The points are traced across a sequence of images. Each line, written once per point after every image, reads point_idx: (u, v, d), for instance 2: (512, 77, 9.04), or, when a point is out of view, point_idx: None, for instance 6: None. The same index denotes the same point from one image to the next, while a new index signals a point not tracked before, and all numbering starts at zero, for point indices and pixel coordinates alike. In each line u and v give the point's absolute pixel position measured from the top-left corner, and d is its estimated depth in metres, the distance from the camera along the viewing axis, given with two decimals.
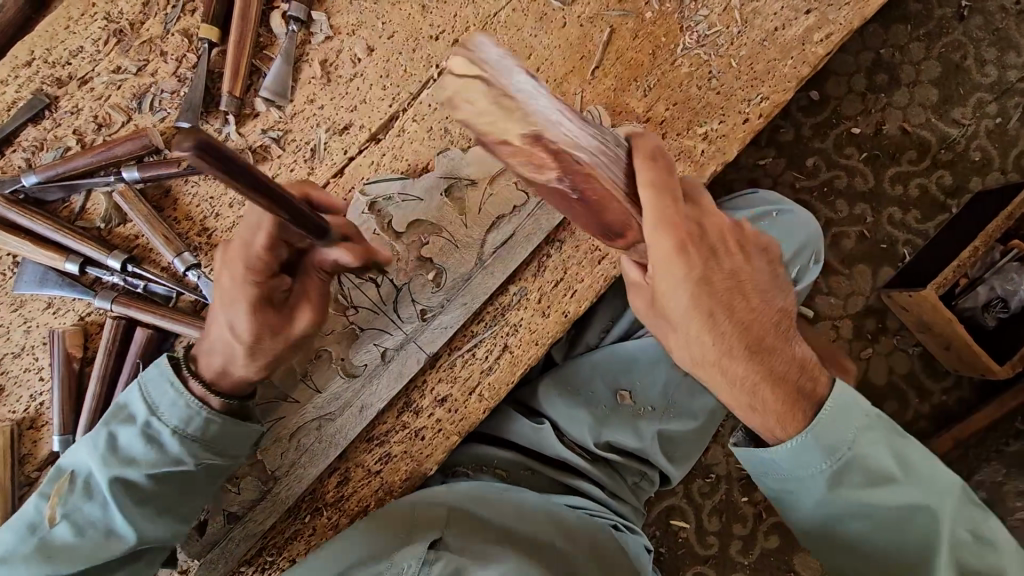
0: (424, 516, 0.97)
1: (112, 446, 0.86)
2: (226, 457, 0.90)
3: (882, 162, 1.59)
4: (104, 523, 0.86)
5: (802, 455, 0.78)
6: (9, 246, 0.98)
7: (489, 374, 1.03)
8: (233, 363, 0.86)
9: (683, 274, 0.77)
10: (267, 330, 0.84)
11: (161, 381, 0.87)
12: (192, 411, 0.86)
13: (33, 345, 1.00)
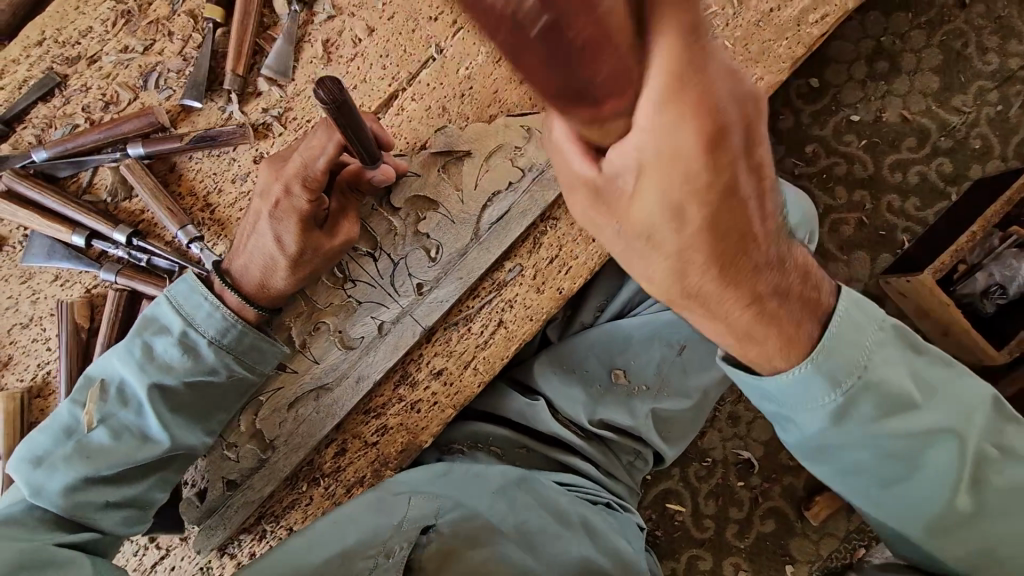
0: (416, 503, 0.98)
1: (148, 354, 0.91)
2: (252, 367, 0.95)
3: (881, 149, 1.60)
4: (138, 429, 0.90)
5: (811, 388, 0.74)
6: (18, 219, 1.01)
7: (485, 348, 1.06)
8: (273, 275, 0.93)
9: (665, 206, 0.59)
10: (310, 246, 0.93)
11: (194, 294, 0.92)
12: (228, 321, 0.92)
13: (41, 316, 1.03)
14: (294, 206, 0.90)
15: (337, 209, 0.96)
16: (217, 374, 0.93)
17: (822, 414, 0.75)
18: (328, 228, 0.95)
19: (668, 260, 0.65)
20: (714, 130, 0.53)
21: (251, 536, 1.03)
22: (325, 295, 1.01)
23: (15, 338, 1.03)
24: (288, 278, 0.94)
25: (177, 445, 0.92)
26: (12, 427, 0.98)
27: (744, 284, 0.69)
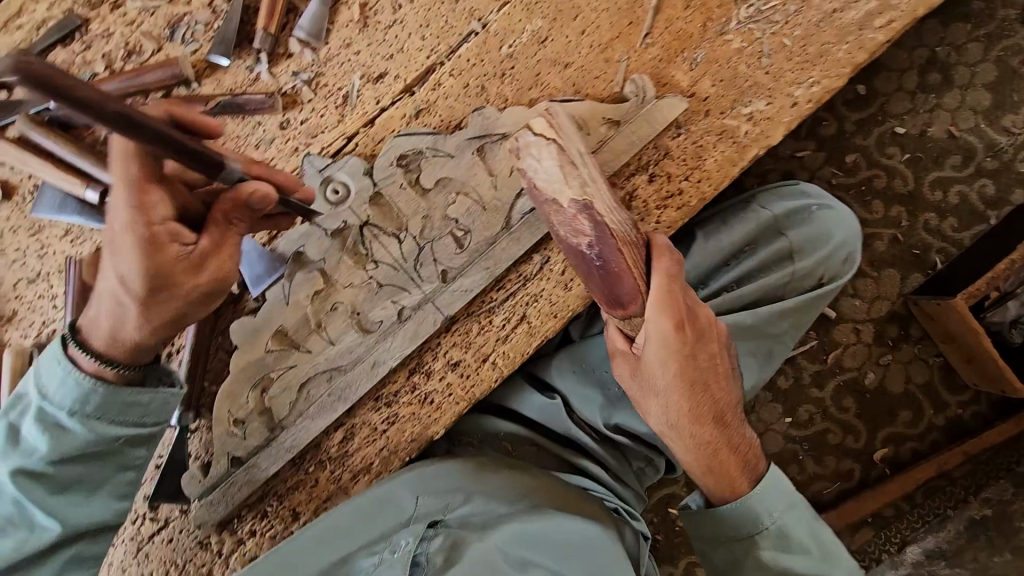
0: (424, 500, 0.97)
1: (14, 437, 0.79)
2: (146, 421, 0.82)
3: (924, 165, 1.54)
4: (19, 521, 0.78)
5: (733, 514, 0.90)
6: (30, 167, 0.96)
7: (506, 342, 1.01)
8: (125, 325, 0.78)
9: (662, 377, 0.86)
10: (160, 277, 0.76)
11: (53, 360, 0.78)
12: (86, 388, 0.78)
13: (49, 272, 0.99)
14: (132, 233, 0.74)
15: (206, 247, 0.79)
16: (98, 444, 0.80)
17: (735, 525, 0.91)
18: (193, 261, 0.78)
19: (665, 402, 0.88)
20: (680, 318, 0.82)
21: (252, 514, 1.00)
22: (345, 274, 0.97)
23: (21, 293, 0.99)
24: (146, 327, 0.79)
25: (72, 530, 0.80)
26: (13, 384, 0.95)
27: (710, 425, 0.90)
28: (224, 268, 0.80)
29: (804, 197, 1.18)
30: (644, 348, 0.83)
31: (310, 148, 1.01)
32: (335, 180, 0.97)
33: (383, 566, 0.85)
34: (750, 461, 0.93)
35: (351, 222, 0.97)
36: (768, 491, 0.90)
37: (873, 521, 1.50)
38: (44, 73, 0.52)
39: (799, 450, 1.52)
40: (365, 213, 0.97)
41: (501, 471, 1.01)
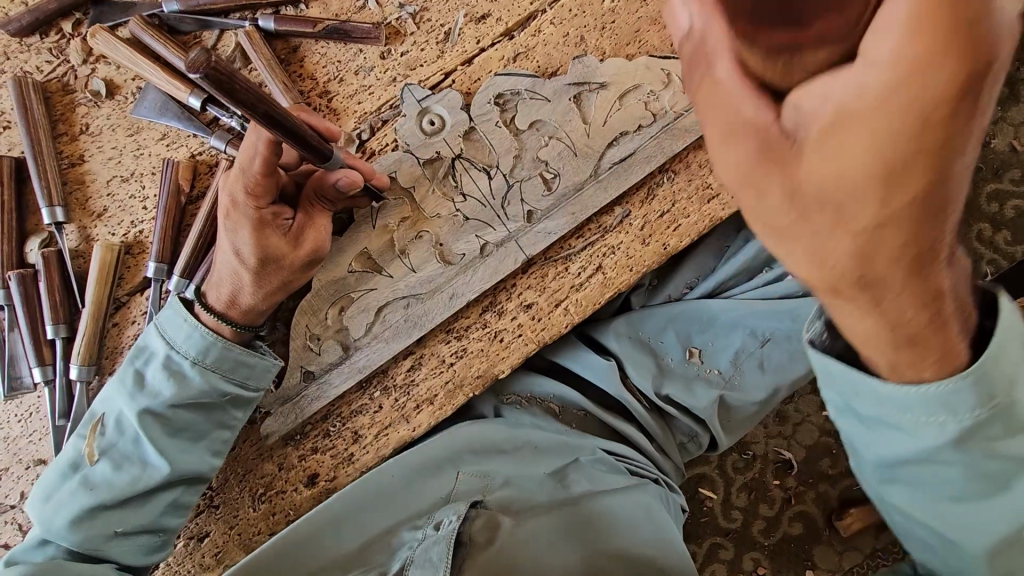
0: (463, 478, 0.99)
1: (139, 383, 0.90)
2: (248, 382, 0.93)
3: (982, 175, 1.55)
4: (138, 458, 0.90)
5: (947, 397, 0.59)
6: (137, 67, 0.97)
7: (579, 290, 1.01)
8: (241, 292, 0.92)
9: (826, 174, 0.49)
10: (272, 256, 0.89)
11: (176, 318, 0.91)
12: (209, 341, 0.90)
13: (143, 173, 1.02)
14: (245, 215, 0.88)
15: (302, 222, 0.91)
16: (209, 395, 0.91)
17: (891, 439, 0.65)
18: (291, 236, 0.90)
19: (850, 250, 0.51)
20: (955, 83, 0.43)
21: (315, 433, 1.02)
22: (432, 205, 0.99)
23: (114, 191, 1.02)
24: (253, 292, 0.91)
25: (177, 471, 0.90)
26: (102, 277, 0.97)
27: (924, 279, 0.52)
28: (318, 241, 0.91)
29: None
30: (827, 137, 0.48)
31: (408, 79, 1.03)
32: (431, 113, 0.99)
33: (427, 542, 0.88)
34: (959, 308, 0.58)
35: (444, 153, 0.98)
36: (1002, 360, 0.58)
37: None
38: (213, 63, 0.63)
39: (832, 444, 1.53)
40: (458, 146, 0.98)
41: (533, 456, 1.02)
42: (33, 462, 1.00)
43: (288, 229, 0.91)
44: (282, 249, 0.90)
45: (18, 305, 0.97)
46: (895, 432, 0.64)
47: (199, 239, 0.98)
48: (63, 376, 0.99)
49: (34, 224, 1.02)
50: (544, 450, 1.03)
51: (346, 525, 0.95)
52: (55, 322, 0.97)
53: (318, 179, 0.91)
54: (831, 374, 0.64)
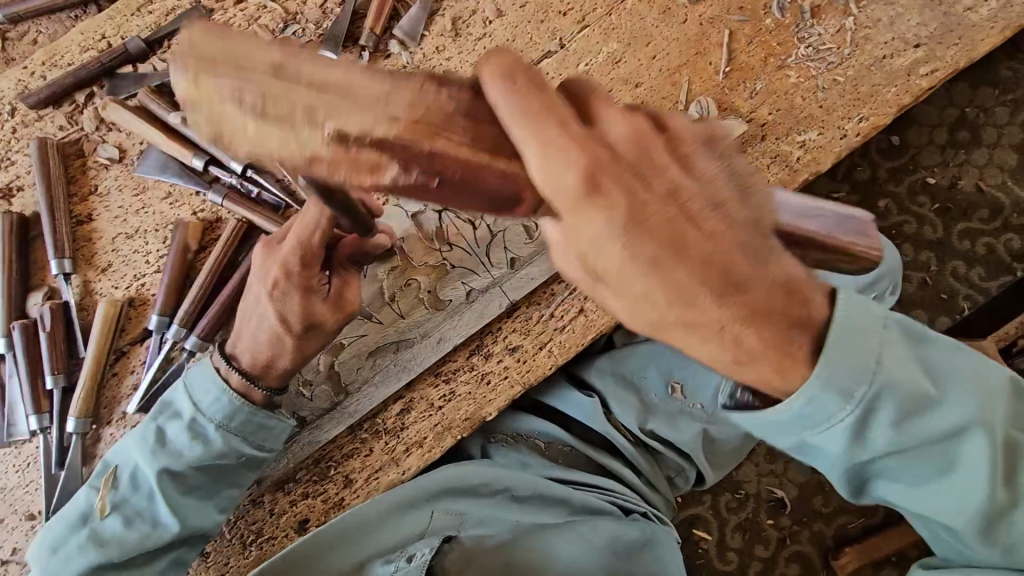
0: (439, 516, 1.01)
1: (160, 440, 0.93)
2: (265, 444, 0.96)
3: (952, 216, 1.58)
4: (150, 514, 0.92)
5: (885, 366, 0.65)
6: (144, 132, 1.04)
7: (562, 332, 1.05)
8: (279, 356, 0.93)
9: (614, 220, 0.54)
10: (311, 317, 0.90)
11: (204, 379, 0.94)
12: (236, 406, 0.93)
13: (147, 230, 1.08)
14: (294, 283, 0.88)
15: (339, 285, 0.93)
16: (228, 457, 0.94)
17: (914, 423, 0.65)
18: (331, 301, 0.92)
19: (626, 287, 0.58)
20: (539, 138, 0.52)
21: (307, 477, 1.04)
22: (420, 254, 1.04)
23: (118, 247, 1.08)
24: (291, 356, 0.93)
25: (187, 530, 0.92)
26: (107, 330, 1.02)
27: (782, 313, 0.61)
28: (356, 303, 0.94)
29: None
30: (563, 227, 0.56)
31: None
32: None
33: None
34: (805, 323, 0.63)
35: (430, 205, 1.05)
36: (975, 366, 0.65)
37: (896, 560, 1.47)
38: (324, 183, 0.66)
39: (824, 481, 1.52)
40: None
41: (511, 507, 1.04)
42: (27, 512, 1.02)
43: (327, 292, 0.92)
44: (323, 312, 0.91)
45: (22, 356, 1.02)
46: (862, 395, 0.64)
47: (201, 291, 1.02)
48: (60, 427, 1.02)
49: (40, 279, 1.08)
50: (520, 499, 1.05)
51: (321, 560, 0.94)
52: (55, 372, 1.01)
53: (355, 243, 0.93)
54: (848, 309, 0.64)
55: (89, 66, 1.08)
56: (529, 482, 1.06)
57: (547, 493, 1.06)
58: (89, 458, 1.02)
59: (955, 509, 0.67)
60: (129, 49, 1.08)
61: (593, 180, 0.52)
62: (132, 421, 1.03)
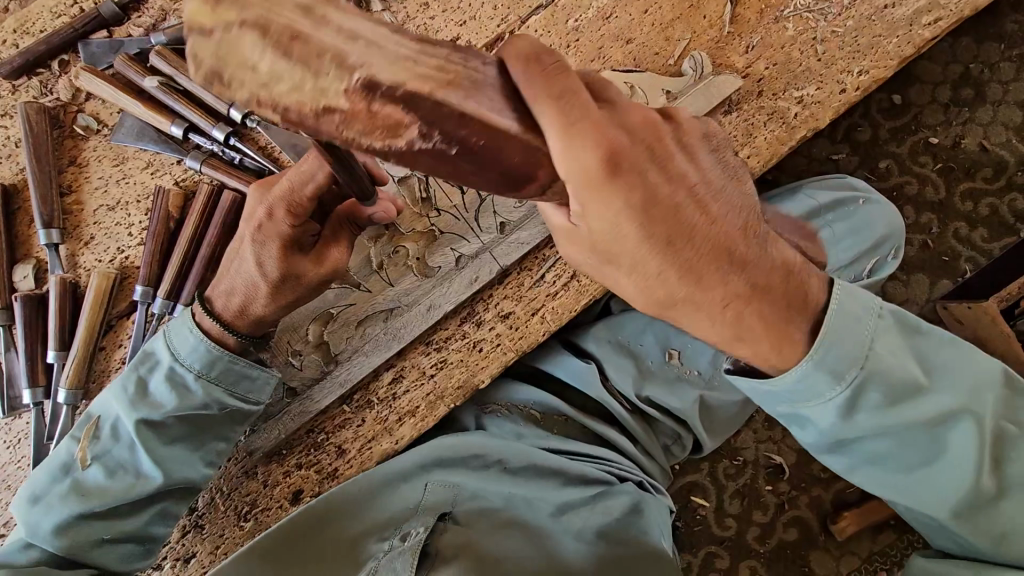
0: (432, 488, 1.00)
1: (140, 391, 0.91)
2: (248, 395, 0.96)
3: (955, 175, 1.55)
4: (132, 466, 0.91)
5: (849, 327, 0.68)
6: (120, 100, 1.02)
7: (554, 298, 1.04)
8: (254, 303, 0.91)
9: (611, 216, 0.58)
10: (292, 274, 0.88)
11: (183, 329, 0.93)
12: (214, 353, 0.92)
13: (128, 201, 1.05)
14: (276, 231, 0.85)
15: (326, 237, 0.91)
16: (212, 407, 0.94)
17: (910, 411, 0.70)
18: (314, 256, 0.90)
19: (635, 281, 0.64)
20: (605, 144, 0.55)
21: (300, 449, 1.03)
22: (408, 221, 1.02)
23: (100, 219, 1.05)
24: (265, 303, 0.91)
25: (171, 481, 0.92)
26: (99, 302, 1.01)
27: (709, 284, 0.64)
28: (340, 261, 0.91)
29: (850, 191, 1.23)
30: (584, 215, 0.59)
31: None
32: None
33: (392, 553, 0.88)
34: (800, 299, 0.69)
35: (417, 170, 1.02)
36: (949, 362, 0.72)
37: (896, 522, 1.46)
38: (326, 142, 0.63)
39: None
40: None
41: (505, 475, 1.04)
42: (20, 487, 1.02)
43: (310, 248, 0.90)
44: (302, 268, 0.89)
45: (22, 325, 1.01)
46: (815, 404, 0.71)
47: (180, 260, 1.01)
48: (54, 400, 1.02)
49: (23, 252, 1.06)
50: (515, 470, 1.05)
51: (313, 533, 0.94)
52: (58, 348, 1.01)
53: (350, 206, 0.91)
54: (854, 297, 0.70)
55: (62, 33, 1.04)
56: (523, 452, 1.05)
57: (544, 464, 1.05)
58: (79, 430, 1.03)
59: (938, 494, 0.73)
60: (102, 14, 1.04)
61: (614, 170, 0.56)
62: None
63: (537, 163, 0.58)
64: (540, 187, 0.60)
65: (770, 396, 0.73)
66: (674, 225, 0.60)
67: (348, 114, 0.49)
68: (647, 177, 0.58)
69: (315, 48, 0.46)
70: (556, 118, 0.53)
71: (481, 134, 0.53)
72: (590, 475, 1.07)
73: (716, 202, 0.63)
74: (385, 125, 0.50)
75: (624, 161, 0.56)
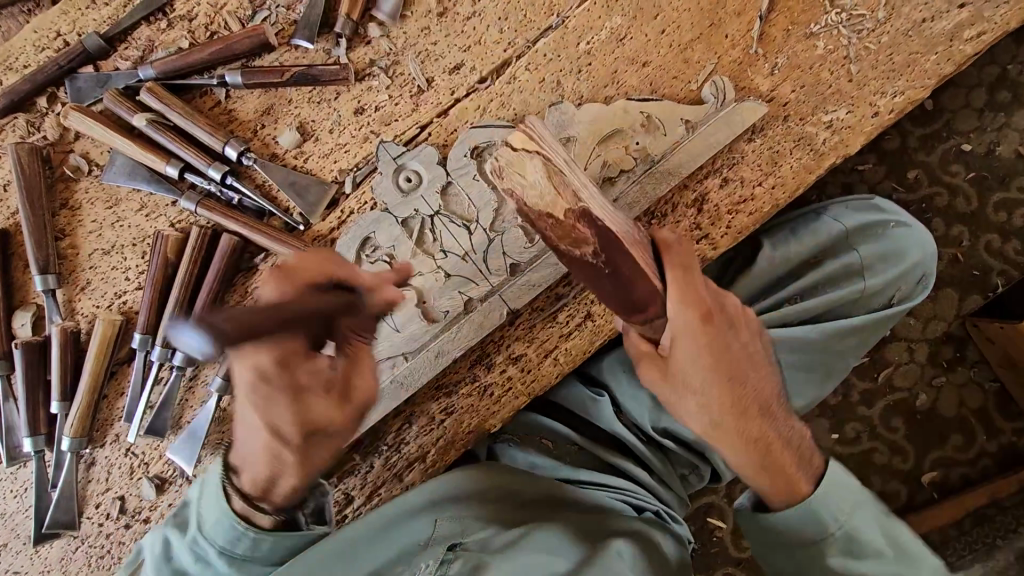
0: (443, 522, 0.95)
1: (170, 552, 0.89)
2: (279, 564, 0.90)
3: (989, 184, 1.46)
4: None
5: (808, 524, 0.79)
6: (111, 141, 0.97)
7: (567, 339, 0.99)
8: (282, 477, 0.86)
9: (699, 349, 0.77)
10: (304, 415, 0.83)
11: (209, 505, 0.87)
12: (237, 535, 0.86)
13: (124, 245, 1.02)
14: (278, 389, 0.79)
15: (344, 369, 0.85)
16: (245, 573, 0.90)
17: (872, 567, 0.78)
18: (335, 399, 0.84)
19: (702, 401, 0.79)
20: (705, 310, 0.77)
21: None
22: (414, 264, 0.97)
23: (96, 263, 1.02)
24: (293, 469, 0.86)
25: None
26: (103, 350, 0.98)
27: (750, 419, 0.81)
28: (365, 394, 0.86)
29: (882, 212, 1.15)
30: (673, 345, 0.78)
31: (382, 135, 1.01)
32: (407, 168, 0.98)
33: None
34: (806, 457, 0.83)
35: (421, 210, 0.97)
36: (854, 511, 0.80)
37: None
38: (229, 331, 0.52)
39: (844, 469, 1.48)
40: (436, 202, 0.97)
41: (518, 510, 0.99)
42: (28, 536, 1.01)
43: (332, 389, 0.84)
44: (325, 412, 0.84)
45: (21, 374, 0.99)
46: (791, 550, 0.82)
47: (179, 307, 0.98)
48: (57, 448, 1.01)
49: (20, 299, 1.03)
50: (529, 501, 1.01)
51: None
52: (60, 398, 0.99)
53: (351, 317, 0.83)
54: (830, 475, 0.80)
55: (47, 68, 0.99)
56: (534, 483, 1.03)
57: (557, 495, 1.03)
58: (83, 480, 1.01)
59: None
60: (88, 48, 0.99)
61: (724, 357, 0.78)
62: (128, 444, 1.02)
63: (653, 303, 0.77)
64: (646, 319, 0.79)
65: (767, 530, 0.83)
66: (739, 372, 0.80)
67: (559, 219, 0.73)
68: (713, 344, 0.78)
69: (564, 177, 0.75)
70: (678, 275, 0.77)
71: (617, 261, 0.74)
72: (602, 505, 1.05)
73: (754, 367, 0.81)
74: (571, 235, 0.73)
75: (741, 351, 0.80)
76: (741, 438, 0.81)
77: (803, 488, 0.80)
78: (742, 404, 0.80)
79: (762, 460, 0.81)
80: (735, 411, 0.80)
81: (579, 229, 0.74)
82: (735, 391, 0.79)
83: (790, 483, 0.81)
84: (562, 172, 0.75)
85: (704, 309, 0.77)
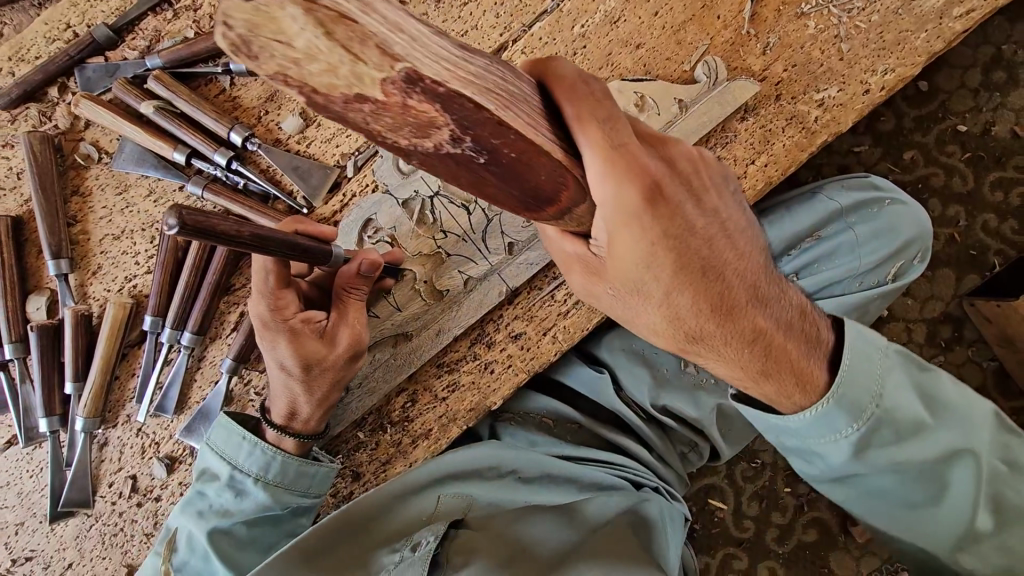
0: (445, 500, 1.01)
1: (205, 505, 0.93)
2: (309, 491, 0.97)
3: (985, 164, 1.47)
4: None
5: (826, 421, 0.74)
6: (119, 128, 1.00)
7: (565, 317, 1.01)
8: (298, 403, 0.94)
9: (648, 239, 0.63)
10: (313, 359, 0.90)
11: (234, 439, 0.95)
12: (270, 456, 0.94)
13: (134, 230, 1.05)
14: (278, 330, 0.89)
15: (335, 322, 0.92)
16: (276, 508, 0.95)
17: (916, 449, 0.75)
18: (328, 338, 0.92)
19: (673, 304, 0.68)
20: (650, 183, 0.61)
21: None
22: (414, 245, 1.00)
23: (106, 249, 1.05)
24: (309, 400, 0.94)
25: None
26: (115, 333, 1.01)
27: (739, 320, 0.71)
28: (355, 334, 0.92)
29: (876, 190, 1.17)
30: (610, 245, 0.64)
31: None
32: None
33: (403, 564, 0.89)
34: (811, 333, 0.77)
35: (421, 191, 0.99)
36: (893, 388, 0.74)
37: None
38: (196, 221, 0.60)
39: None
40: (435, 183, 0.99)
41: (519, 487, 1.05)
42: (44, 515, 1.05)
43: (323, 332, 0.92)
44: (321, 353, 0.91)
45: (37, 356, 1.02)
46: (826, 446, 0.76)
47: (188, 289, 1.00)
48: (71, 428, 1.04)
49: (34, 284, 1.06)
50: (530, 479, 1.05)
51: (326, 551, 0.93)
52: (74, 380, 1.02)
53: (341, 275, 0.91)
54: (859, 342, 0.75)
55: (57, 59, 1.02)
56: (534, 462, 1.05)
57: (558, 474, 1.06)
58: (96, 460, 1.04)
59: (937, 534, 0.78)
60: (96, 38, 1.02)
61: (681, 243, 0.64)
62: (138, 424, 1.05)
63: (565, 188, 0.60)
64: (559, 209, 0.63)
65: (787, 431, 0.78)
66: (710, 258, 0.66)
67: (381, 104, 0.46)
68: (666, 235, 0.63)
69: (361, 32, 0.43)
70: (600, 146, 0.57)
71: (513, 147, 0.54)
72: (603, 484, 1.07)
73: (742, 233, 0.70)
74: (419, 123, 0.49)
75: (705, 235, 0.66)
76: (726, 347, 0.72)
77: (820, 376, 0.75)
78: (721, 302, 0.69)
79: (757, 357, 0.73)
80: (722, 309, 0.69)
81: (417, 109, 0.48)
82: (707, 272, 0.67)
83: (798, 382, 0.74)
84: (348, 14, 0.43)
85: (649, 184, 0.61)
